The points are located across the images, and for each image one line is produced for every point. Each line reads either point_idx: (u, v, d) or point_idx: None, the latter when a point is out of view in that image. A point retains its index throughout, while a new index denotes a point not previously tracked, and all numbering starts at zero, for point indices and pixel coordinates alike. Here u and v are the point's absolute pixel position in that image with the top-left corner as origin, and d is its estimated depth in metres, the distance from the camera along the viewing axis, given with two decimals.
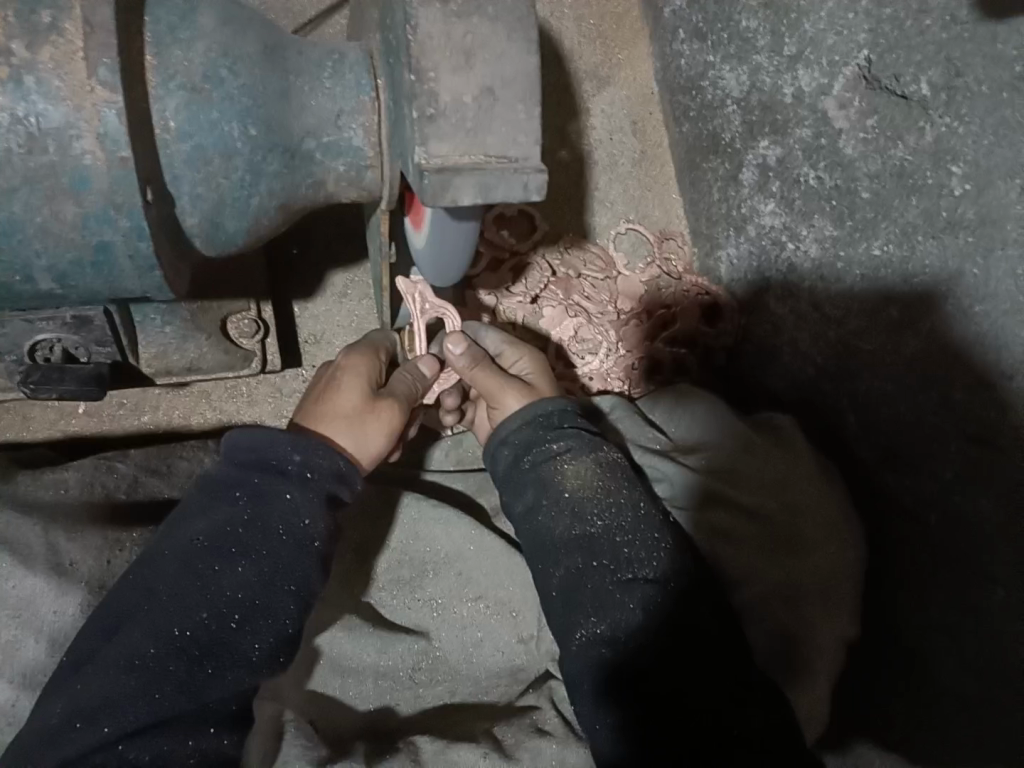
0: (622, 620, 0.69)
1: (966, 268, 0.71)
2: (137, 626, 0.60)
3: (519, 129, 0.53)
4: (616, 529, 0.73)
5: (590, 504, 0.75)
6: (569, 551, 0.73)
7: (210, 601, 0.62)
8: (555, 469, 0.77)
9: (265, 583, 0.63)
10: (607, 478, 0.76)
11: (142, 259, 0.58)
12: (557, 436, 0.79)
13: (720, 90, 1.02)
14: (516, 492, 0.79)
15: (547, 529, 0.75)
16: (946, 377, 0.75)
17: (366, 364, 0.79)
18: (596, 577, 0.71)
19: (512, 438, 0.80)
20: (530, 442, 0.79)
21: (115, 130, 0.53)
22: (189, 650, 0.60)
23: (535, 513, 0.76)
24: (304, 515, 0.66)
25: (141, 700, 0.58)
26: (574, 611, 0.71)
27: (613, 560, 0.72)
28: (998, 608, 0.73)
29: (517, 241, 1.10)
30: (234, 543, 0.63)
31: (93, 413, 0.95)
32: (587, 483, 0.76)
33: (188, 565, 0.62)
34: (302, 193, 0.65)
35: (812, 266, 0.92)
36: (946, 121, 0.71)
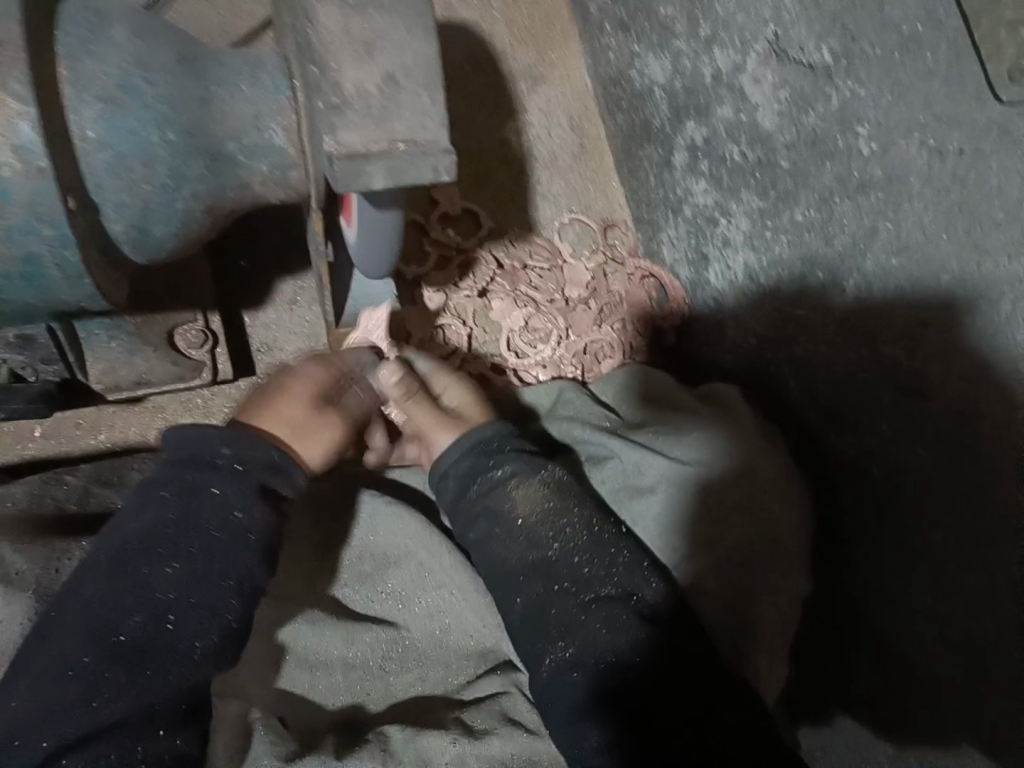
0: (592, 642, 0.72)
1: (880, 224, 0.74)
2: (72, 632, 0.60)
3: (423, 114, 0.55)
4: (570, 552, 0.77)
5: (543, 529, 0.78)
6: (527, 578, 0.77)
7: (144, 603, 0.63)
8: (503, 495, 0.79)
9: (199, 581, 0.65)
10: (557, 496, 0.79)
11: (69, 267, 0.60)
12: (502, 461, 0.81)
13: (646, 79, 1.05)
14: (468, 524, 0.81)
15: (502, 559, 0.78)
16: (876, 336, 0.77)
17: (307, 374, 0.81)
18: (560, 604, 0.75)
19: (455, 467, 0.82)
20: (475, 470, 0.81)
21: (29, 141, 0.54)
22: (127, 654, 0.61)
23: (489, 543, 0.79)
24: (234, 508, 0.68)
25: (82, 707, 0.58)
26: (540, 640, 0.75)
27: (573, 583, 0.75)
28: (942, 553, 0.74)
29: (463, 238, 1.12)
30: (164, 543, 0.65)
31: (49, 435, 0.96)
32: (536, 507, 0.78)
33: (120, 570, 0.63)
34: (226, 195, 0.66)
35: (744, 240, 0.95)
36: (847, 86, 0.73)
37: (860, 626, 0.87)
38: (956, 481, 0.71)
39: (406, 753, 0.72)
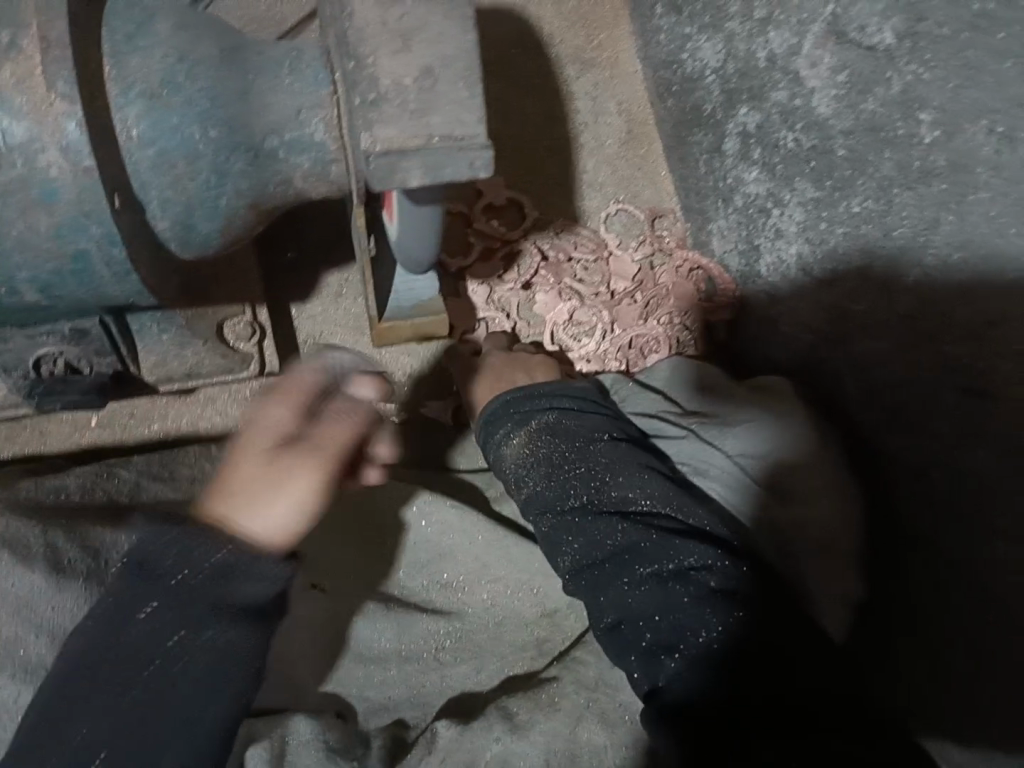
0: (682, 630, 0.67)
1: (942, 216, 0.70)
2: (79, 640, 0.61)
3: (463, 107, 0.54)
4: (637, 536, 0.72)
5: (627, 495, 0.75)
6: (628, 563, 0.71)
7: (183, 611, 0.62)
8: (576, 472, 0.78)
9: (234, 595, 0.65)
10: (648, 477, 0.78)
11: (117, 263, 0.61)
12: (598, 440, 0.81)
13: (698, 62, 1.02)
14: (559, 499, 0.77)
15: (600, 539, 0.73)
16: (939, 334, 0.73)
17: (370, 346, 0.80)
18: (628, 571, 0.71)
19: (517, 441, 0.83)
20: (568, 428, 0.82)
21: (75, 141, 0.55)
22: (161, 662, 0.61)
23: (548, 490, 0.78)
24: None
25: (75, 710, 0.58)
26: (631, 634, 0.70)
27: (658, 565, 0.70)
28: (1007, 560, 0.70)
29: (508, 230, 1.10)
30: (205, 550, 0.65)
31: (105, 424, 0.99)
32: (620, 486, 0.76)
33: (160, 577, 0.63)
34: (269, 192, 0.67)
35: (798, 229, 0.91)
36: (910, 68, 0.70)
37: (905, 638, 0.82)
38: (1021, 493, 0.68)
39: (454, 748, 0.72)
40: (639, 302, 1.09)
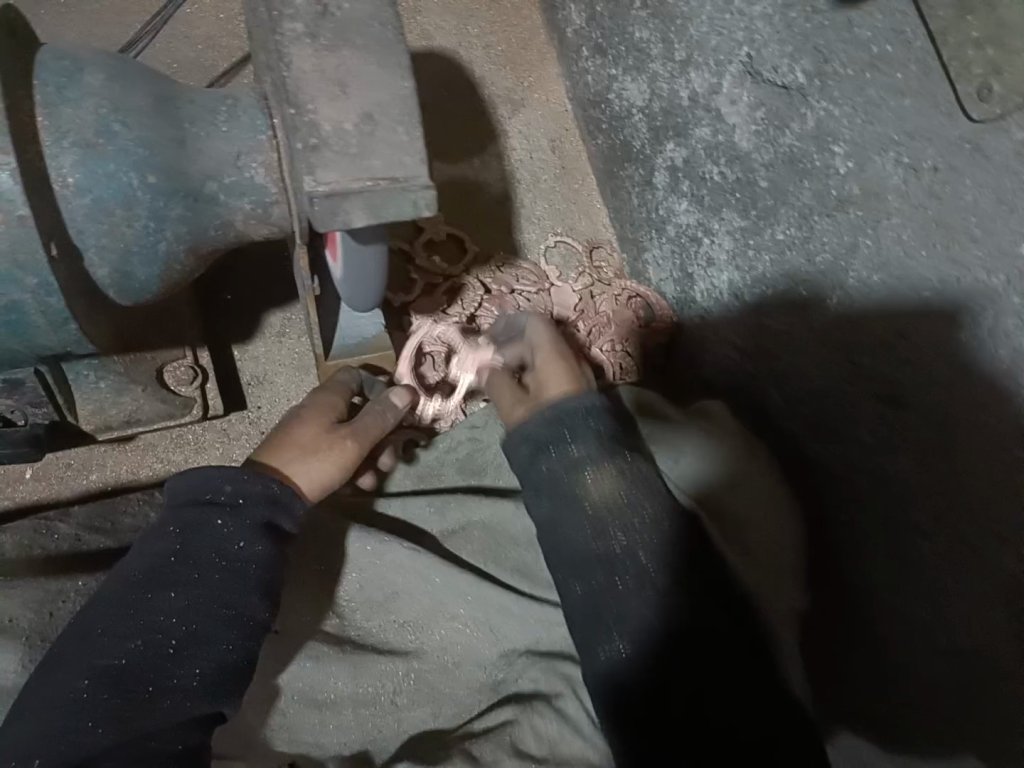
0: (636, 630, 0.68)
1: (859, 241, 0.75)
2: (69, 666, 0.61)
3: (402, 149, 0.56)
4: (627, 543, 0.71)
5: (610, 519, 0.73)
6: (590, 564, 0.72)
7: (145, 629, 0.63)
8: (574, 475, 0.75)
9: (199, 610, 0.65)
10: (633, 485, 0.74)
11: (54, 312, 0.60)
12: (578, 438, 0.77)
13: (625, 101, 1.06)
14: (537, 498, 0.77)
15: (571, 544, 0.74)
16: (855, 346, 0.77)
17: (328, 401, 0.87)
18: (615, 589, 0.70)
19: (531, 433, 0.80)
20: (547, 440, 0.78)
21: (8, 191, 0.55)
22: (120, 679, 0.60)
23: (557, 520, 0.75)
24: (238, 540, 0.69)
25: (77, 727, 0.57)
26: (590, 635, 0.70)
27: (610, 578, 0.71)
28: (931, 556, 0.73)
29: (449, 265, 1.12)
30: (168, 573, 0.66)
31: (40, 477, 0.96)
32: (611, 494, 0.74)
33: (125, 598, 0.64)
34: (209, 235, 0.66)
35: (727, 257, 0.95)
36: (822, 105, 0.74)
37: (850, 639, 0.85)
38: (938, 490, 0.71)
39: None
40: (582, 330, 1.09)
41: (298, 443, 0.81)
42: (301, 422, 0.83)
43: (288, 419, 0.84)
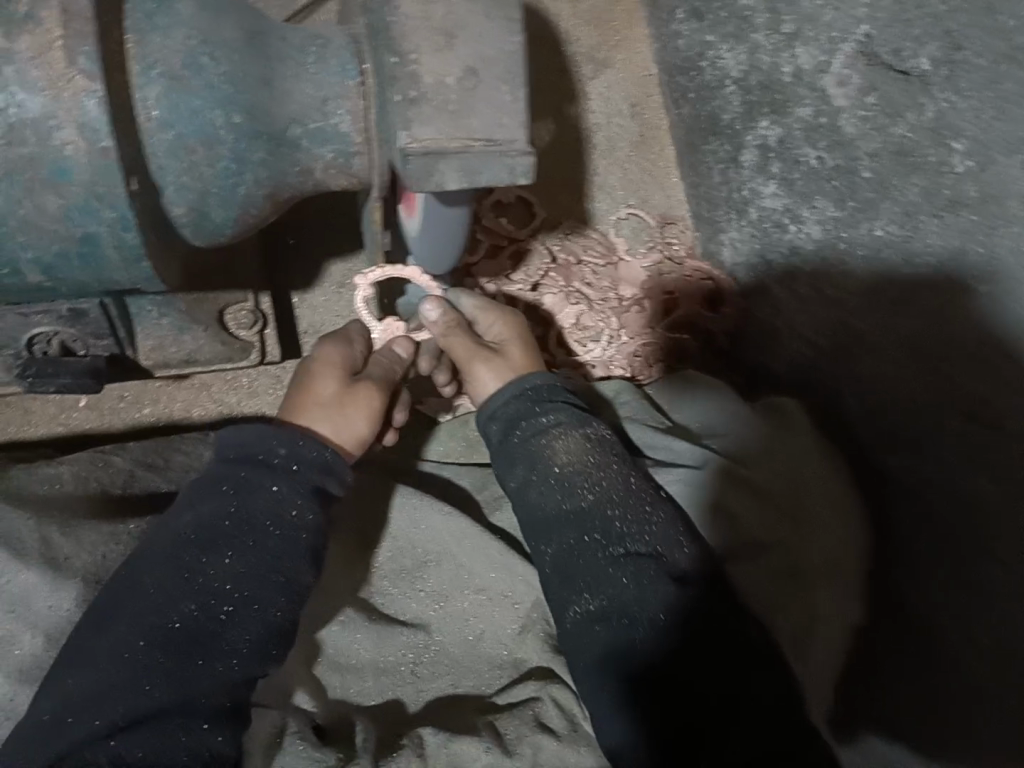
0: (617, 593, 0.69)
1: (968, 246, 0.70)
2: (126, 619, 0.61)
3: (504, 110, 0.52)
4: (607, 501, 0.73)
5: (579, 478, 0.74)
6: (562, 528, 0.73)
7: (198, 593, 0.63)
8: (545, 442, 0.76)
9: (252, 573, 0.65)
10: (600, 452, 0.76)
11: (129, 249, 0.58)
12: (550, 410, 0.78)
13: (718, 70, 1.01)
14: (507, 469, 0.78)
15: (540, 505, 0.75)
16: (948, 360, 0.74)
17: (335, 348, 0.78)
18: (590, 553, 0.71)
19: (501, 412, 0.79)
20: (519, 416, 0.78)
21: (94, 120, 0.53)
22: (174, 641, 0.61)
23: (527, 488, 0.76)
24: (291, 505, 0.67)
25: (136, 690, 0.59)
26: (568, 588, 0.71)
27: (605, 535, 0.71)
28: (1000, 584, 0.71)
29: (517, 228, 1.09)
30: (222, 535, 0.65)
31: (94, 407, 0.96)
32: (577, 457, 0.75)
33: (175, 560, 0.64)
34: (288, 182, 0.64)
35: (812, 248, 0.91)
36: (945, 96, 0.69)
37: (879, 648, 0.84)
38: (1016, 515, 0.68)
39: (438, 758, 0.71)
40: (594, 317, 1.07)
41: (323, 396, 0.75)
42: (321, 371, 0.77)
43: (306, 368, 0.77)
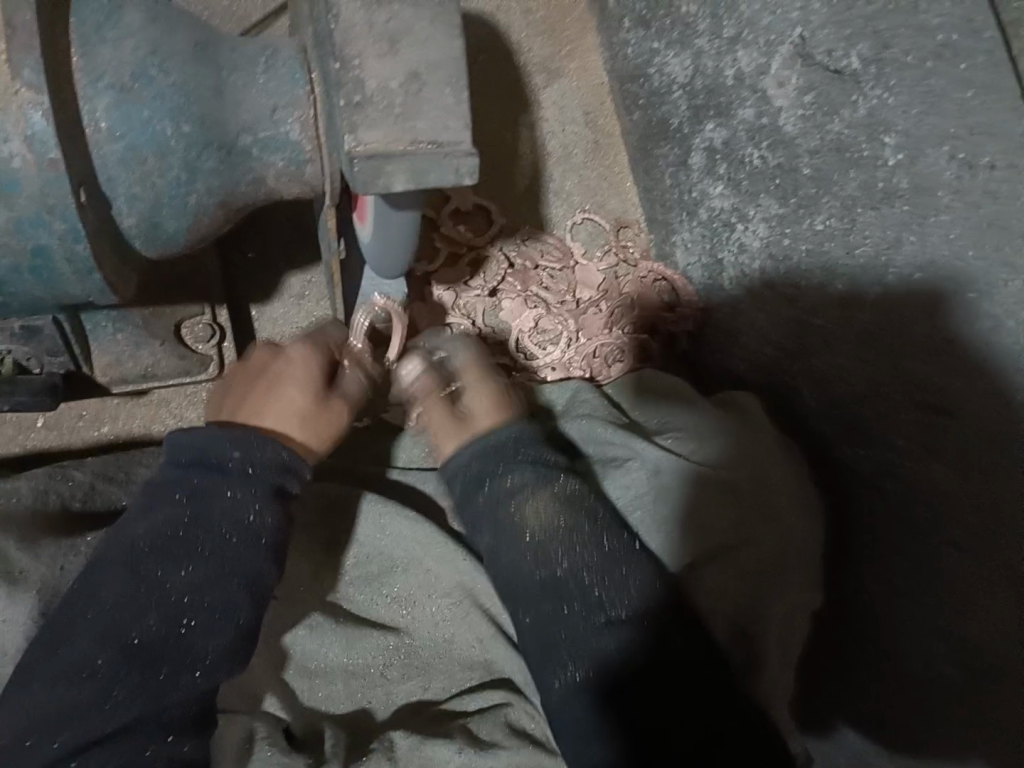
0: (601, 652, 0.70)
1: (904, 236, 0.73)
2: (84, 633, 0.60)
3: (448, 114, 0.53)
4: (581, 568, 0.74)
5: (551, 543, 0.76)
6: (539, 597, 0.75)
7: (159, 605, 0.63)
8: (513, 513, 0.78)
9: (214, 580, 0.65)
10: (569, 515, 0.77)
11: (80, 260, 0.58)
12: (514, 469, 0.80)
13: (666, 76, 1.03)
14: (476, 530, 0.81)
15: (513, 573, 0.77)
16: (895, 350, 0.76)
17: (311, 352, 0.79)
18: (571, 624, 0.72)
19: (464, 474, 0.83)
20: (484, 474, 0.81)
21: (41, 131, 0.53)
22: (136, 655, 0.60)
23: (498, 552, 0.79)
24: (249, 510, 0.68)
25: (101, 705, 0.58)
26: (548, 659, 0.72)
27: (583, 604, 0.73)
28: (958, 568, 0.74)
29: (474, 236, 1.10)
30: (180, 545, 0.65)
31: (51, 426, 0.95)
32: (546, 521, 0.77)
33: (133, 570, 0.63)
34: (240, 190, 0.65)
35: (760, 245, 0.93)
36: (877, 93, 0.72)
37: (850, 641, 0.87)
38: (971, 498, 0.71)
39: (410, 760, 0.72)
40: (554, 319, 1.09)
41: (290, 398, 0.76)
42: (288, 376, 0.77)
43: (272, 368, 0.78)
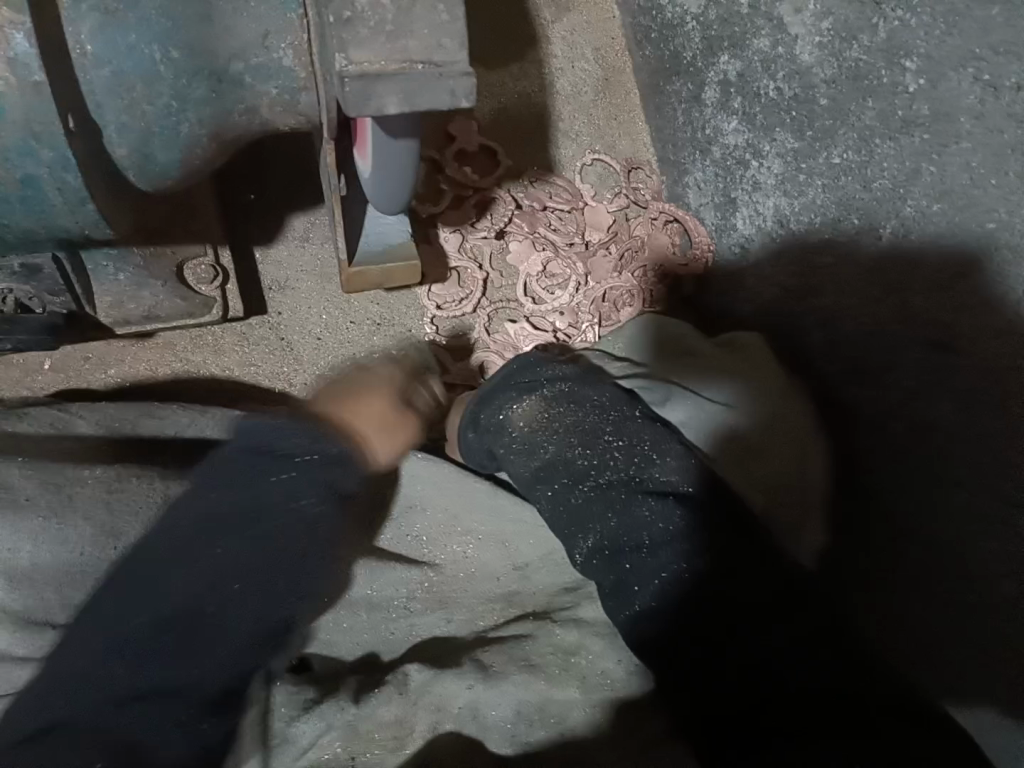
0: (634, 525, 0.70)
1: (923, 166, 0.70)
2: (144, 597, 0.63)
3: (442, 32, 0.52)
4: (615, 450, 0.75)
5: (578, 429, 0.78)
6: (574, 474, 0.76)
7: (215, 572, 0.65)
8: (542, 405, 0.80)
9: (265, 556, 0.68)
10: (588, 405, 0.80)
11: (71, 190, 0.58)
12: (554, 370, 0.84)
13: (678, 8, 1.00)
14: (501, 427, 0.82)
15: (551, 456, 0.78)
16: (908, 286, 0.74)
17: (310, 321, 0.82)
18: (602, 495, 0.73)
19: (494, 379, 0.87)
20: (523, 372, 0.85)
21: (24, 53, 0.52)
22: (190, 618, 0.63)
23: (530, 443, 0.79)
24: (302, 496, 0.70)
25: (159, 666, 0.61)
26: (581, 528, 0.73)
27: (619, 475, 0.74)
28: (961, 506, 0.71)
29: (480, 178, 1.07)
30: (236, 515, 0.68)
31: (59, 369, 0.95)
32: (580, 408, 0.79)
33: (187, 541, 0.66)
34: (234, 121, 0.63)
35: (775, 182, 0.90)
36: (897, 14, 0.68)
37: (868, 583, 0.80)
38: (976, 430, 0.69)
39: (422, 695, 0.71)
40: (562, 263, 1.06)
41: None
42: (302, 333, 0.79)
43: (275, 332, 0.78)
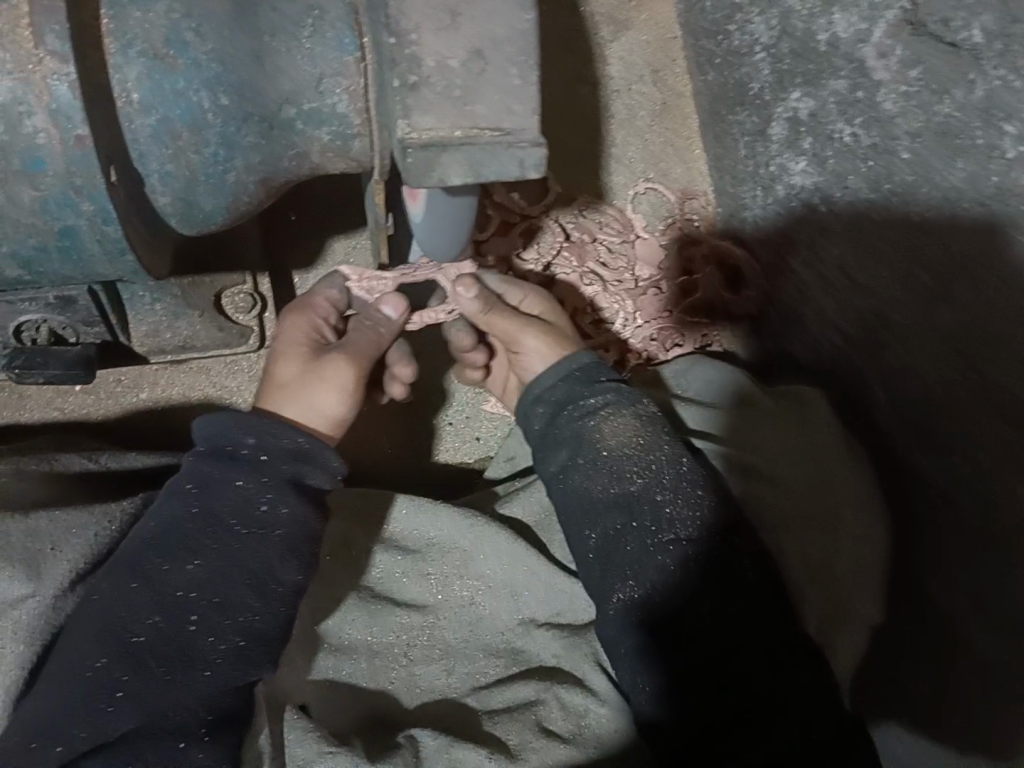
0: (652, 582, 0.68)
1: (1015, 236, 0.64)
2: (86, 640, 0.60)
3: (514, 95, 0.48)
4: (656, 487, 0.71)
5: (628, 458, 0.73)
6: (607, 511, 0.71)
7: (162, 604, 0.61)
8: (594, 425, 0.74)
9: (216, 580, 0.62)
10: (648, 434, 0.74)
11: (111, 242, 0.55)
12: (596, 393, 0.77)
13: (747, 35, 0.94)
14: (550, 454, 0.76)
15: (585, 490, 0.73)
16: (985, 359, 0.69)
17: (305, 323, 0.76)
18: (634, 541, 0.69)
19: (546, 395, 0.78)
20: (570, 398, 0.77)
21: (66, 105, 0.49)
22: (141, 652, 0.59)
23: (568, 474, 0.74)
24: (261, 502, 0.65)
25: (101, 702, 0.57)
26: (608, 572, 0.70)
27: (653, 521, 0.70)
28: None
29: (528, 204, 1.03)
30: (186, 542, 0.63)
31: (90, 391, 0.93)
32: (625, 436, 0.74)
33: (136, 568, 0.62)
34: (283, 166, 0.59)
35: (842, 230, 0.85)
36: (998, 72, 0.63)
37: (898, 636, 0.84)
38: None
39: (438, 760, 0.70)
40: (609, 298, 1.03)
41: (284, 380, 0.73)
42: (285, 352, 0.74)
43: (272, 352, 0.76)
